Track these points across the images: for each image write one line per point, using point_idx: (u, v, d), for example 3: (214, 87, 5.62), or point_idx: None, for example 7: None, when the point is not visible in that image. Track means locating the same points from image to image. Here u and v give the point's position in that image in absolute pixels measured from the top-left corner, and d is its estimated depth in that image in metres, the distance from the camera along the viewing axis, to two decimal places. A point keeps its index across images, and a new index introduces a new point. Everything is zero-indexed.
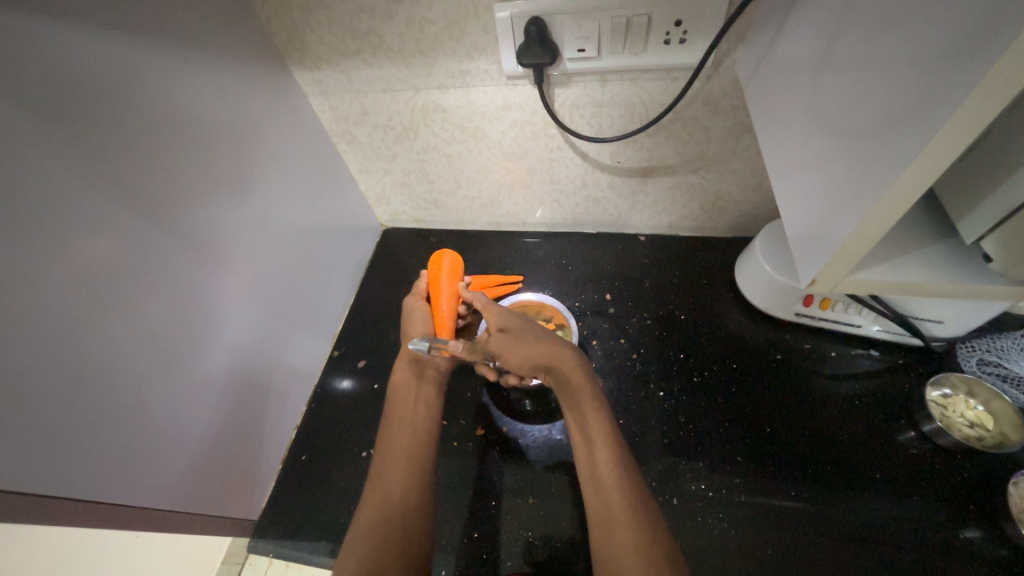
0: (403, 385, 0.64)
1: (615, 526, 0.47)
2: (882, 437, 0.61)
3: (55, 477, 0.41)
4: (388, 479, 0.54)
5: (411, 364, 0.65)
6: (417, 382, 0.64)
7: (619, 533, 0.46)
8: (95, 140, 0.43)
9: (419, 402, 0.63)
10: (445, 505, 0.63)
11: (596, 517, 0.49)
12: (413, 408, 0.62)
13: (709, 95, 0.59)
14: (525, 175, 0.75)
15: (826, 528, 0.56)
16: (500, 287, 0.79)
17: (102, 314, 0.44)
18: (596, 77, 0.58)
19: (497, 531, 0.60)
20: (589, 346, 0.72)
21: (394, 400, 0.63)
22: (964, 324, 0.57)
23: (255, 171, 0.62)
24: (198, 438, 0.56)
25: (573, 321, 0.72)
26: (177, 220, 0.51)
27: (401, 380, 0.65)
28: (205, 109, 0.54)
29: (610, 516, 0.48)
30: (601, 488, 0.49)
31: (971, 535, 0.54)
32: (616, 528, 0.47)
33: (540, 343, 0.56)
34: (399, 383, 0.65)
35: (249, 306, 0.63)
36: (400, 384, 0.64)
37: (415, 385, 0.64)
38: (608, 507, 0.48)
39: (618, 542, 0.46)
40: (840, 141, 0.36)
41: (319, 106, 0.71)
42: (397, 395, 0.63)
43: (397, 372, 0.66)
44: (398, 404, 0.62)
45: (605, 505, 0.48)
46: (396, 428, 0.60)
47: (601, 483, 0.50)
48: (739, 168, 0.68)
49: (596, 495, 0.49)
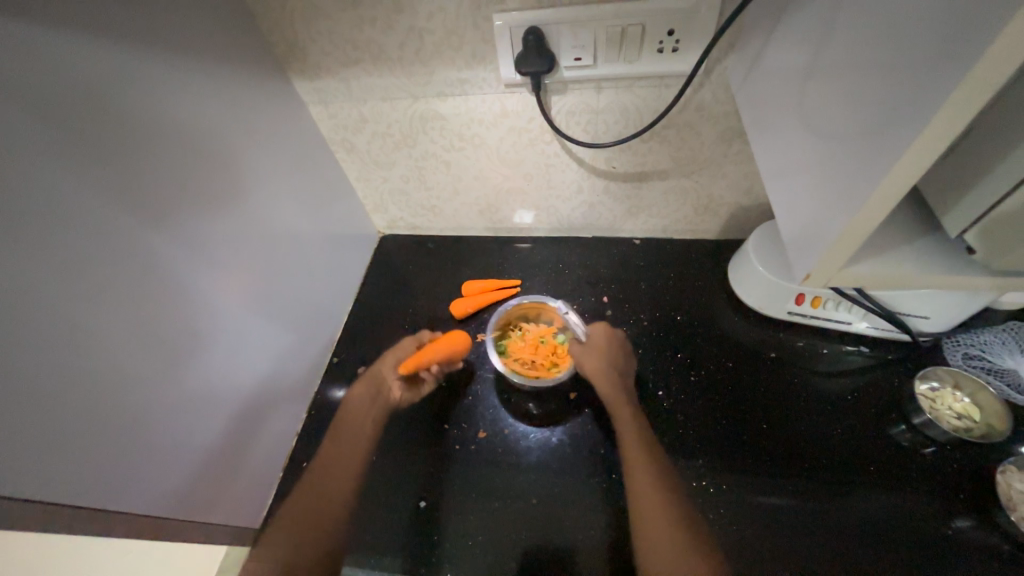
0: (357, 406, 0.73)
1: (649, 525, 0.57)
2: (875, 430, 0.62)
3: (53, 486, 0.40)
4: (329, 482, 0.66)
5: (369, 384, 0.75)
6: (370, 404, 0.73)
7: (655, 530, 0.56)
8: (95, 145, 0.43)
9: (366, 420, 0.71)
10: (393, 512, 0.63)
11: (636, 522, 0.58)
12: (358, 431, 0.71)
13: (700, 101, 0.61)
14: (522, 181, 0.77)
15: (824, 520, 0.57)
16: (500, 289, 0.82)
17: (102, 318, 0.44)
18: (592, 85, 0.60)
19: (436, 541, 0.61)
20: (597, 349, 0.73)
21: (344, 417, 0.73)
22: (948, 317, 0.60)
23: (255, 177, 0.63)
24: (197, 446, 0.55)
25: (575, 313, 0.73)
26: (178, 225, 0.51)
27: (358, 398, 0.74)
28: (206, 117, 0.54)
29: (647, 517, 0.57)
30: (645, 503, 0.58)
31: (963, 524, 0.55)
32: (650, 527, 0.57)
33: None
34: (353, 404, 0.74)
35: (249, 313, 0.63)
36: (355, 406, 0.74)
37: (368, 408, 0.73)
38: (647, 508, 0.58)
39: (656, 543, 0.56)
40: (829, 143, 0.38)
41: (319, 114, 0.72)
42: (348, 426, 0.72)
43: (356, 387, 0.76)
44: (343, 436, 0.71)
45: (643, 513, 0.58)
46: (343, 442, 0.70)
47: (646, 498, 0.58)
48: (730, 172, 0.70)
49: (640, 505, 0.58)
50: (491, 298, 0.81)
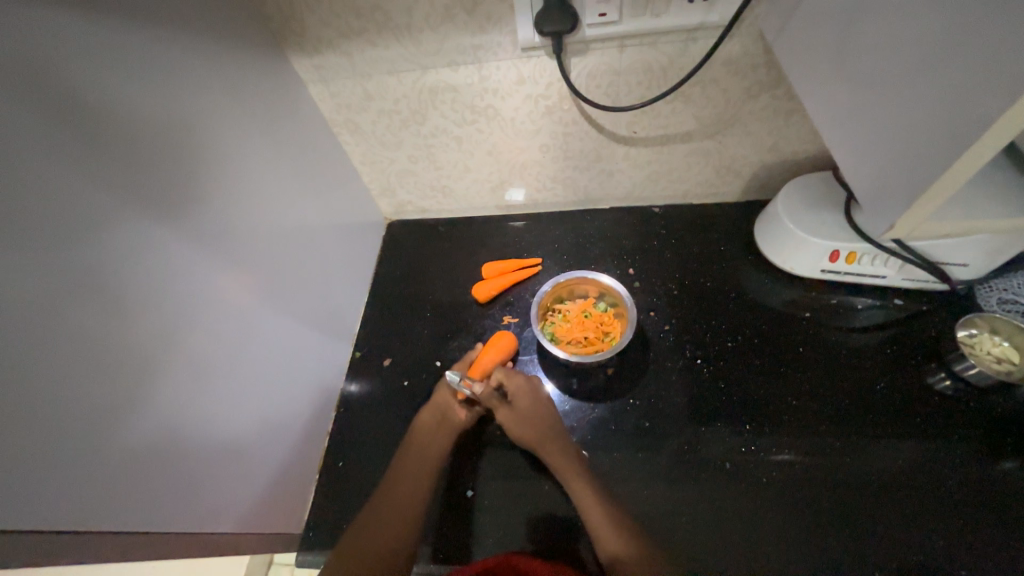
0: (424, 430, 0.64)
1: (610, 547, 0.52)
2: (916, 381, 0.62)
3: (97, 513, 0.38)
4: (387, 516, 0.56)
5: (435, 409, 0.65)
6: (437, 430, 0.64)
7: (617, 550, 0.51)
8: (97, 141, 0.38)
9: (433, 442, 0.62)
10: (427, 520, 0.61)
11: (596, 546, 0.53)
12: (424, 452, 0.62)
13: (729, 55, 0.58)
14: (539, 153, 0.73)
15: (875, 473, 0.58)
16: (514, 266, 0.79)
17: (128, 328, 0.40)
18: (615, 44, 0.57)
19: (468, 531, 0.60)
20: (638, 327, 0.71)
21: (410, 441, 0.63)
22: (987, 262, 0.59)
23: (260, 166, 0.58)
24: (235, 455, 0.53)
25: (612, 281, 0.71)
26: (191, 221, 0.47)
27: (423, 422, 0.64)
28: (207, 101, 0.50)
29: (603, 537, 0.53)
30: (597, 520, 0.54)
31: (1010, 466, 0.56)
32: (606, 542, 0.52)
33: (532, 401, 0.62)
34: (421, 426, 0.64)
35: (269, 313, 0.60)
36: (421, 428, 0.64)
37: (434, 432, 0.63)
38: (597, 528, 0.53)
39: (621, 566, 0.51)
40: (902, 85, 0.36)
41: (319, 94, 0.67)
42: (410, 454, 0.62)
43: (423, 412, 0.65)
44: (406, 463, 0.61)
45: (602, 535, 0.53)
46: (408, 468, 0.60)
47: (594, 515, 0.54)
48: (756, 129, 0.67)
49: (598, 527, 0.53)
50: (510, 278, 0.78)
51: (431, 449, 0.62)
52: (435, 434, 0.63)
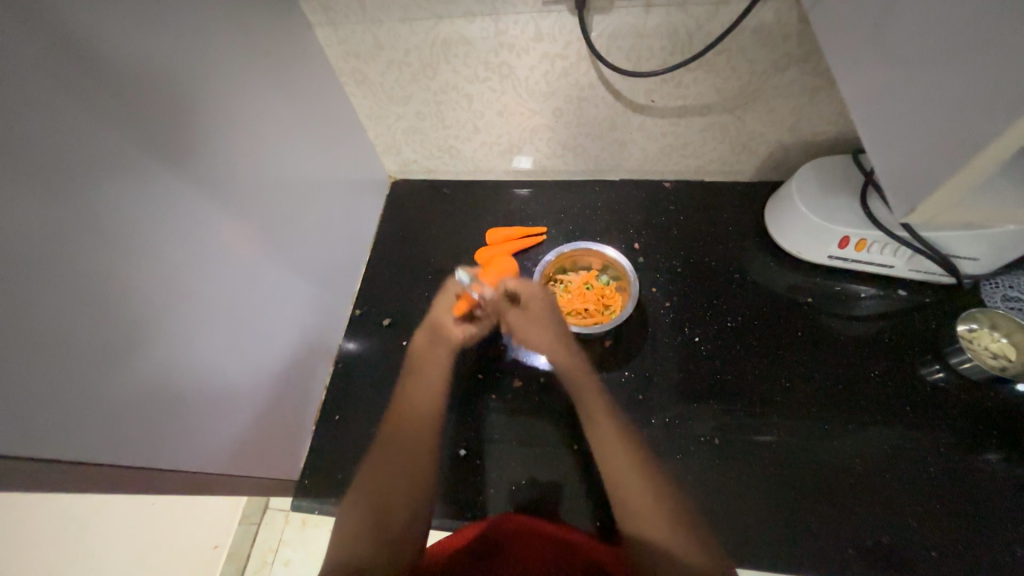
0: (421, 350, 0.69)
1: (626, 488, 0.54)
2: (911, 371, 0.63)
3: (90, 446, 0.38)
4: (402, 440, 0.60)
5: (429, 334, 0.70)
6: (434, 349, 0.69)
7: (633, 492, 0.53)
8: (91, 68, 0.37)
9: (433, 370, 0.67)
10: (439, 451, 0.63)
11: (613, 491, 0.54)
12: (427, 380, 0.66)
13: (760, 22, 0.55)
14: (551, 117, 0.71)
15: (857, 457, 0.59)
16: (507, 235, 0.79)
17: (124, 266, 0.40)
18: (641, 2, 0.54)
19: (466, 488, 0.62)
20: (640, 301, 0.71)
21: (410, 374, 0.68)
22: (999, 257, 0.59)
23: (263, 109, 0.56)
24: (232, 400, 0.54)
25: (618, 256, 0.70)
26: (192, 163, 0.46)
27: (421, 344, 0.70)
28: (210, 36, 0.47)
29: (617, 476, 0.54)
30: (613, 458, 0.56)
31: (992, 458, 0.57)
32: (623, 479, 0.54)
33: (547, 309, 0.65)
34: (421, 352, 0.69)
35: (269, 263, 0.59)
36: (421, 351, 0.69)
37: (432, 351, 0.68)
38: (613, 465, 0.55)
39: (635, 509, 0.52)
40: (939, 63, 0.34)
41: (326, 40, 0.64)
42: (415, 372, 0.67)
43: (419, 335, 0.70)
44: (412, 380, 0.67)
45: (619, 477, 0.54)
46: (415, 397, 0.64)
47: (611, 453, 0.56)
48: (778, 105, 0.65)
49: (613, 467, 0.55)
50: (502, 247, 0.78)
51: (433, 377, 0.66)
52: (436, 361, 0.68)
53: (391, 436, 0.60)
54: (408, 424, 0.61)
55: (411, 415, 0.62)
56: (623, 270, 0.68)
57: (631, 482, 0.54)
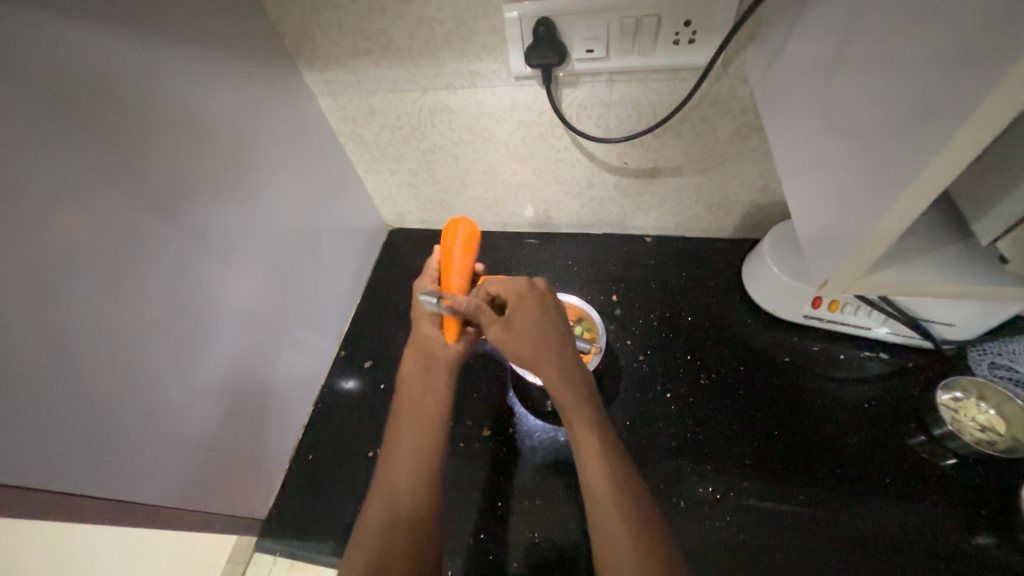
0: (412, 373, 0.61)
1: (605, 527, 0.45)
2: (894, 440, 0.60)
3: (63, 473, 0.41)
4: (397, 464, 0.53)
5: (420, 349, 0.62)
6: (427, 371, 0.61)
7: (613, 532, 0.45)
8: (102, 138, 0.43)
9: (428, 393, 0.59)
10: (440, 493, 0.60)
11: (594, 535, 0.46)
12: (422, 399, 0.59)
13: (717, 95, 0.59)
14: (532, 176, 0.75)
15: (836, 532, 0.55)
16: (462, 247, 0.63)
17: (111, 307, 0.44)
18: (603, 79, 0.59)
19: None
20: (613, 354, 0.71)
21: (402, 390, 0.60)
22: (977, 325, 0.57)
23: (262, 167, 0.62)
24: (207, 435, 0.56)
25: (593, 310, 0.71)
26: (186, 215, 0.51)
27: (412, 367, 0.62)
28: (216, 106, 0.54)
29: (597, 508, 0.47)
30: (595, 489, 0.47)
31: (984, 541, 0.53)
32: (608, 537, 0.45)
33: (535, 320, 0.56)
34: (408, 372, 0.61)
35: (257, 304, 0.63)
36: (409, 374, 0.61)
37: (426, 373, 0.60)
38: (594, 498, 0.47)
39: (611, 554, 0.44)
40: (851, 142, 0.36)
41: (328, 106, 0.71)
42: (406, 395, 0.59)
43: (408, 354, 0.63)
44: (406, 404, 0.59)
45: (599, 512, 0.46)
46: (410, 419, 0.57)
47: (594, 482, 0.48)
48: (747, 169, 0.67)
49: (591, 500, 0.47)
50: (457, 263, 0.63)
51: (427, 398, 0.59)
52: (435, 386, 0.60)
53: (388, 461, 0.54)
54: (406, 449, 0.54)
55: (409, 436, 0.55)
56: (595, 324, 0.69)
57: (611, 524, 0.45)
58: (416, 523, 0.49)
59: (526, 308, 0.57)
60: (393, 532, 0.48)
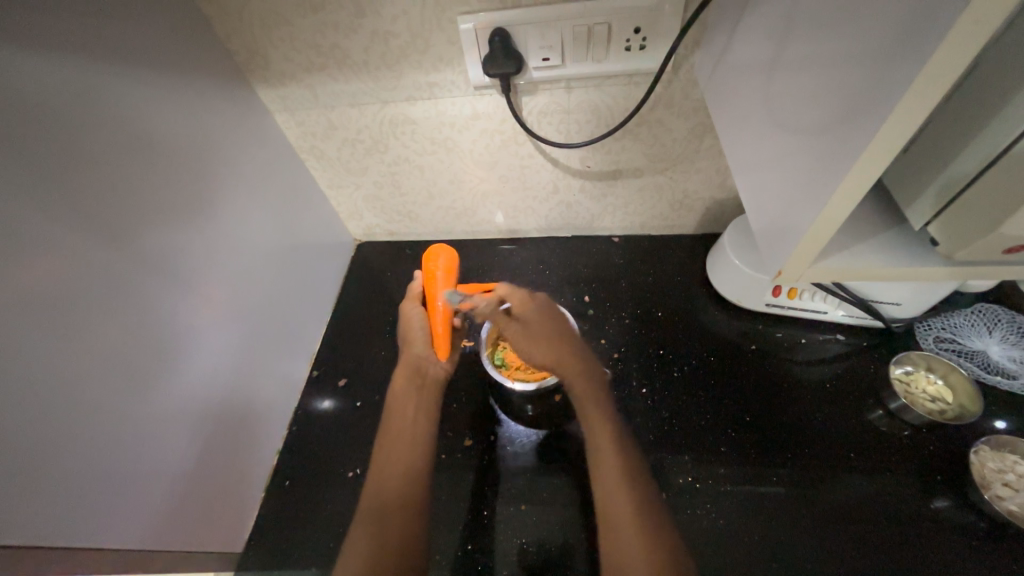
0: (401, 392, 0.61)
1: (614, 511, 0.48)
2: (856, 416, 0.64)
3: (14, 527, 0.38)
4: (388, 478, 0.52)
5: (410, 373, 0.62)
6: (417, 391, 0.61)
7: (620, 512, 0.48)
8: (43, 166, 0.40)
9: (419, 412, 0.59)
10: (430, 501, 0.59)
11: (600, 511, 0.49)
12: (412, 418, 0.58)
13: (671, 98, 0.61)
14: (497, 183, 0.76)
15: (808, 509, 0.58)
16: (444, 276, 0.64)
17: (62, 346, 0.41)
18: (562, 85, 0.60)
19: None
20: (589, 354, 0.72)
21: (392, 409, 0.60)
22: (919, 304, 0.62)
23: (219, 187, 0.60)
24: (175, 471, 0.53)
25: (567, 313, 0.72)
26: (141, 243, 0.49)
27: (400, 387, 0.62)
28: (168, 128, 0.52)
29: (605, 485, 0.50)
30: (606, 486, 0.50)
31: (942, 505, 0.57)
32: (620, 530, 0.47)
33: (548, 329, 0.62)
34: (398, 393, 0.61)
35: (223, 329, 0.61)
36: (398, 394, 0.61)
37: (416, 394, 0.61)
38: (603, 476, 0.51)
39: (623, 545, 0.46)
40: (794, 139, 0.38)
41: (285, 123, 0.70)
42: (396, 411, 0.60)
43: (396, 378, 0.63)
44: (396, 420, 0.59)
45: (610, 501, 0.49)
46: (398, 436, 0.57)
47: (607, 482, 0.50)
48: (703, 167, 0.70)
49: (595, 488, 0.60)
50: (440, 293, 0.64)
51: (417, 416, 0.59)
52: (425, 403, 0.60)
53: (379, 477, 0.53)
54: (396, 463, 0.54)
55: (402, 452, 0.55)
56: None
57: (619, 521, 0.47)
58: (412, 529, 0.49)
59: (538, 318, 0.63)
60: (384, 546, 0.47)
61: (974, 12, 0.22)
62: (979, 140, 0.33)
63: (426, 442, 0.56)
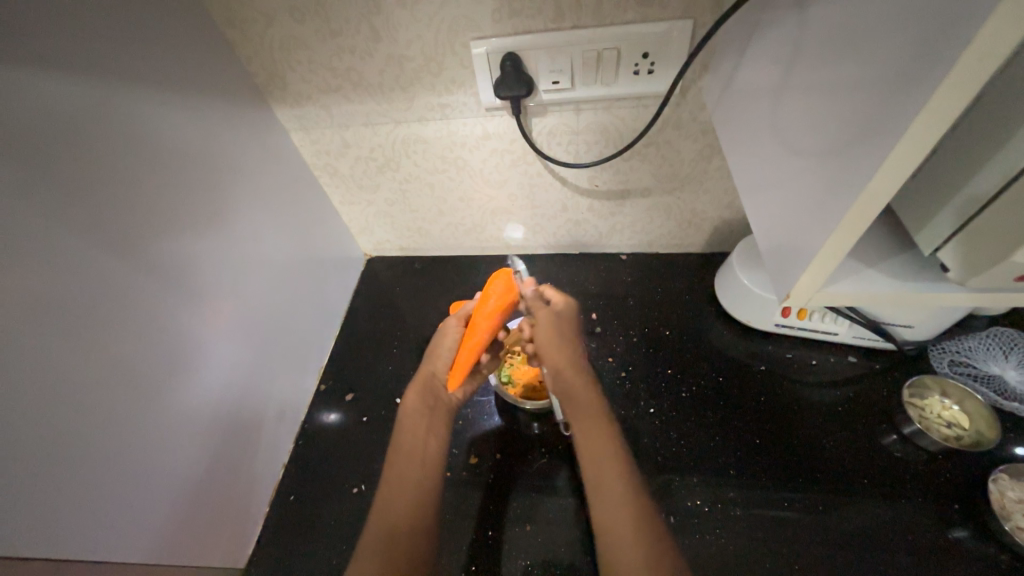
0: (412, 411, 0.59)
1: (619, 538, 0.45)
2: (868, 440, 0.63)
3: (25, 539, 0.38)
4: (398, 497, 0.52)
5: (422, 393, 0.60)
6: (428, 413, 0.59)
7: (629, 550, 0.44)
8: (68, 186, 0.42)
9: (430, 436, 0.57)
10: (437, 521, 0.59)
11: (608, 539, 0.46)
12: (423, 439, 0.57)
13: (679, 120, 0.62)
14: (507, 201, 0.77)
15: (819, 535, 0.56)
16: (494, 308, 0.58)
17: (74, 358, 0.42)
18: (571, 107, 0.61)
19: None
20: (598, 373, 0.72)
21: (401, 427, 0.58)
22: (933, 326, 0.61)
23: (234, 203, 0.61)
24: (181, 485, 0.53)
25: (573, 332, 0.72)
26: (155, 257, 0.50)
27: (410, 407, 0.60)
28: (188, 147, 0.54)
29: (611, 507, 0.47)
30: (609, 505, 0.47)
31: (960, 535, 0.55)
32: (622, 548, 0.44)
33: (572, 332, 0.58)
34: (408, 411, 0.59)
35: (233, 342, 0.61)
36: (409, 414, 0.59)
37: (426, 415, 0.59)
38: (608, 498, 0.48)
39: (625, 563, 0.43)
40: (802, 165, 0.38)
41: (301, 141, 0.72)
42: (405, 427, 0.58)
43: (408, 396, 0.61)
44: (404, 437, 0.57)
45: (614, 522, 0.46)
46: (410, 455, 0.55)
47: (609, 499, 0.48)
48: (711, 187, 0.71)
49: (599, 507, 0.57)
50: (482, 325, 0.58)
51: (428, 437, 0.57)
52: (436, 425, 0.59)
53: (388, 495, 0.52)
54: (408, 482, 0.53)
55: (413, 472, 0.54)
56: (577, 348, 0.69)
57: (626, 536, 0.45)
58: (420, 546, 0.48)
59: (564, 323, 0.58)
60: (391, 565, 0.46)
61: (977, 48, 0.23)
62: (988, 166, 0.33)
63: (436, 465, 0.55)
